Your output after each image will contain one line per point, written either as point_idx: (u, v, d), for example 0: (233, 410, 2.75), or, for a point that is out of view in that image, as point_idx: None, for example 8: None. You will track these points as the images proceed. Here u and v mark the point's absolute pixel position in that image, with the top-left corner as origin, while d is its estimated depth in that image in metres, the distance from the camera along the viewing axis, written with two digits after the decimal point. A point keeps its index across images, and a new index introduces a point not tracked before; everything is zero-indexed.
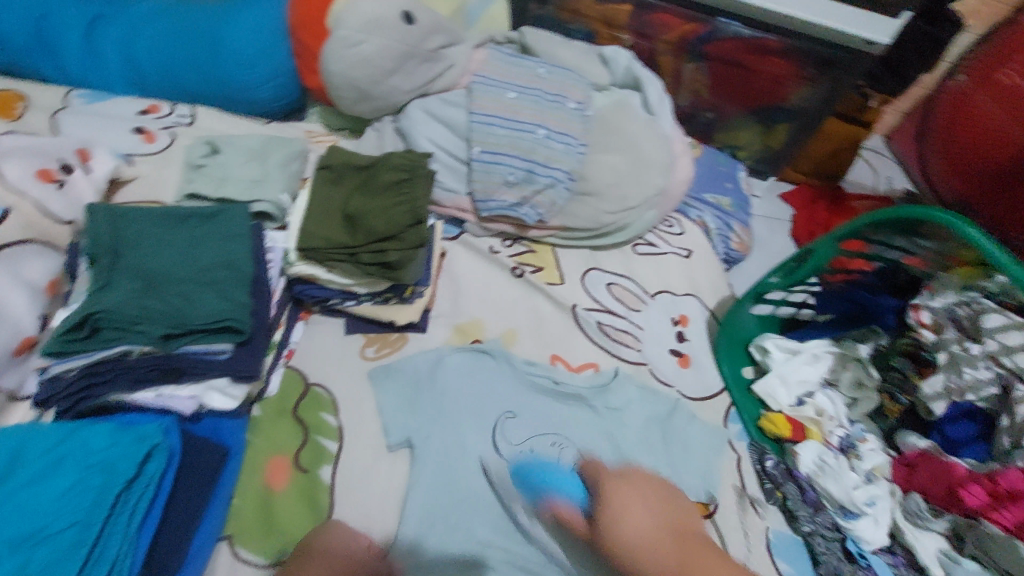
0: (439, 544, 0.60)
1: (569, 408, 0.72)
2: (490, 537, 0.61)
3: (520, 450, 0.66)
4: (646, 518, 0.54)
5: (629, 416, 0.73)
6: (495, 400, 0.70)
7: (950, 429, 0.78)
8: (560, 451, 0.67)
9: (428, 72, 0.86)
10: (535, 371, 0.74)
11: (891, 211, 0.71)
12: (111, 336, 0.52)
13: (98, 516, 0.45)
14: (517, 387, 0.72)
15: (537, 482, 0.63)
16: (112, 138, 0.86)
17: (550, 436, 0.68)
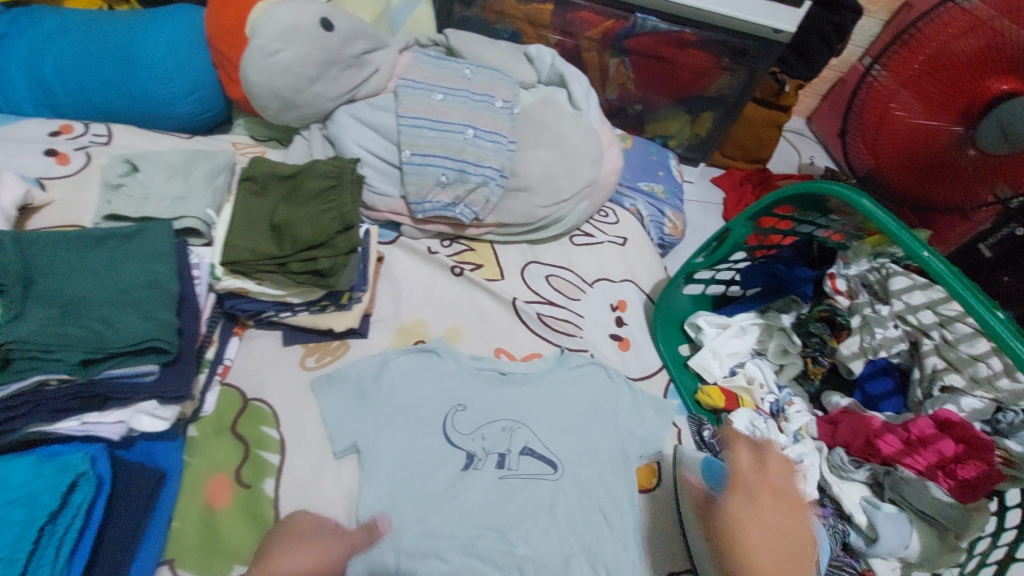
0: (393, 551, 0.60)
1: (516, 396, 0.74)
2: (443, 529, 0.62)
3: (470, 439, 0.69)
4: (772, 542, 0.49)
5: (573, 400, 0.75)
6: (442, 397, 0.71)
7: (870, 386, 0.85)
8: (510, 435, 0.70)
9: (353, 78, 0.86)
10: (483, 361, 0.76)
11: (797, 186, 0.74)
12: (23, 368, 0.49)
13: (21, 550, 0.43)
14: (463, 380, 0.73)
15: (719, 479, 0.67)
16: (19, 161, 0.82)
17: (501, 421, 0.71)
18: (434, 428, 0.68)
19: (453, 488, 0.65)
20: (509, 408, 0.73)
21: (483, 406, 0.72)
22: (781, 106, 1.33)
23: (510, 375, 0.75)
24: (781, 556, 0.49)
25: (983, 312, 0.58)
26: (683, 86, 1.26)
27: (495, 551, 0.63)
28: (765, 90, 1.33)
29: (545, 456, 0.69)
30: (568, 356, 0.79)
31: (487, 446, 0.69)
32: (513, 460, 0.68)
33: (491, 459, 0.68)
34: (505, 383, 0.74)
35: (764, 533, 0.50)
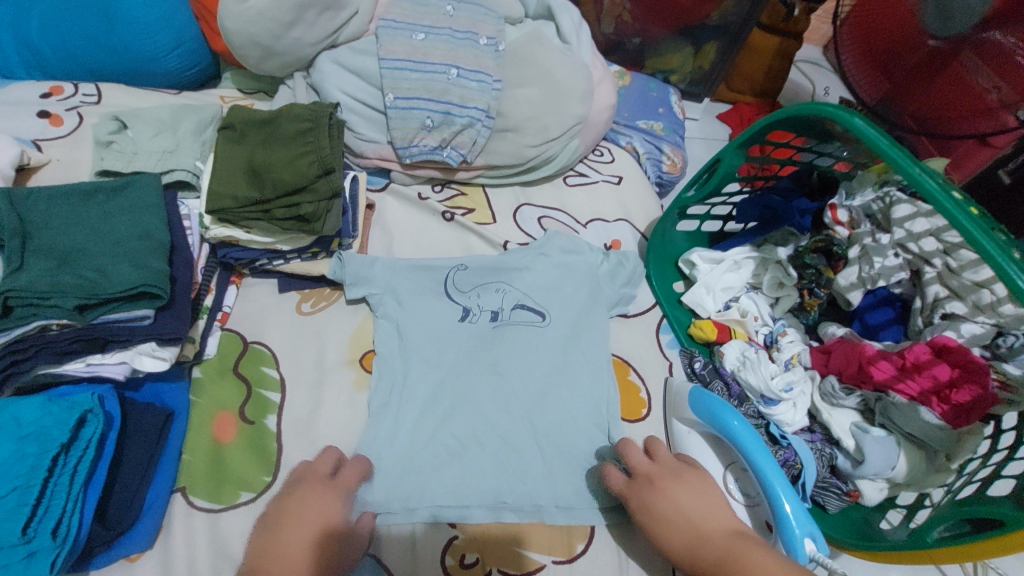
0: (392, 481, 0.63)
1: (514, 337, 0.76)
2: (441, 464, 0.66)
3: (468, 295, 0.78)
4: (676, 538, 0.54)
5: (558, 342, 0.77)
6: (433, 344, 0.74)
7: (870, 317, 0.83)
8: (502, 294, 0.79)
9: (332, 21, 0.84)
10: (473, 316, 0.77)
11: (789, 110, 0.70)
12: (25, 313, 0.52)
13: (37, 477, 0.47)
14: (450, 328, 0.75)
15: (715, 412, 0.68)
16: (14, 124, 0.83)
17: (487, 369, 0.73)
18: (429, 367, 0.72)
19: (442, 422, 0.69)
20: (500, 349, 0.75)
21: (470, 351, 0.74)
22: (790, 31, 1.27)
23: (502, 324, 0.77)
24: (687, 536, 0.54)
25: (980, 237, 0.55)
26: (681, 14, 1.20)
27: (489, 475, 0.66)
28: (772, 15, 1.26)
29: (535, 307, 0.78)
30: (552, 234, 0.85)
31: (481, 303, 0.78)
32: (506, 314, 0.78)
33: (485, 314, 0.77)
34: (498, 330, 0.76)
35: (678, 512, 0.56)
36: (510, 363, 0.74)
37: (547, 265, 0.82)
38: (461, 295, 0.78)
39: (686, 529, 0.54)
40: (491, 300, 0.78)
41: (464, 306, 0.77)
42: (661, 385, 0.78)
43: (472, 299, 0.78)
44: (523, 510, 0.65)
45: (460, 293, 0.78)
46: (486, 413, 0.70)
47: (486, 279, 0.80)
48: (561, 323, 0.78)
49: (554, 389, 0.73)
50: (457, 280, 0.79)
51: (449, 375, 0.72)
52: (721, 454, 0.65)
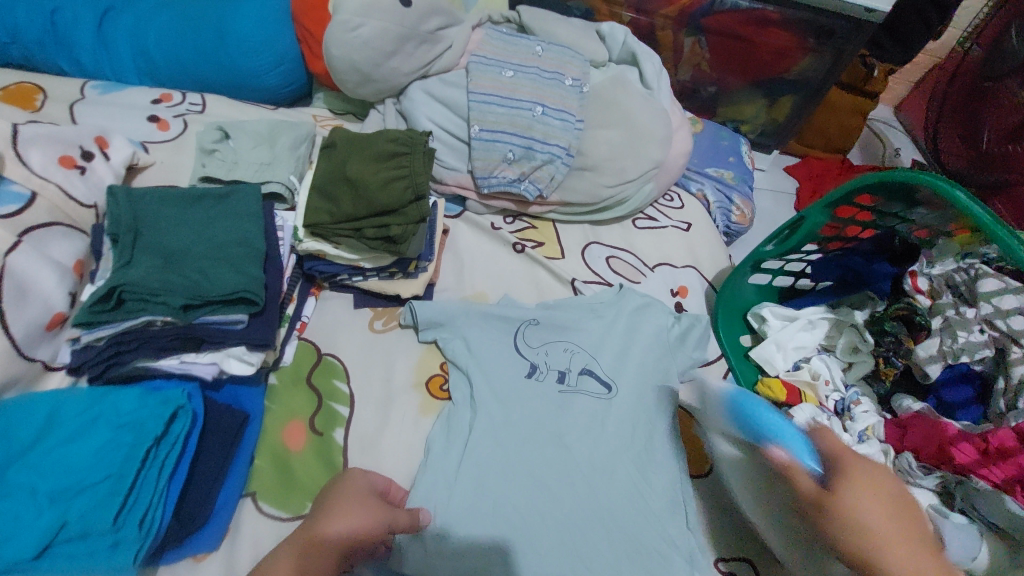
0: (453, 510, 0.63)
1: (580, 407, 0.73)
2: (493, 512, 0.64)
3: (537, 351, 0.77)
4: (875, 507, 0.48)
5: (622, 400, 0.75)
6: (497, 399, 0.71)
7: (947, 393, 0.79)
8: (571, 355, 0.77)
9: (427, 54, 0.89)
10: (540, 374, 0.75)
11: (882, 175, 0.69)
12: (134, 307, 0.55)
13: (129, 469, 0.50)
14: (514, 387, 0.73)
15: (750, 415, 0.61)
16: (127, 126, 0.89)
17: (549, 436, 0.70)
18: (493, 429, 0.69)
19: (494, 471, 0.66)
20: (564, 416, 0.72)
21: (536, 416, 0.71)
22: (869, 92, 1.26)
23: (569, 388, 0.74)
24: (884, 511, 0.48)
25: None
26: (761, 66, 1.20)
27: (545, 548, 0.63)
28: (851, 74, 1.25)
29: (603, 378, 0.76)
30: (628, 291, 0.85)
31: (549, 361, 0.76)
32: (573, 377, 0.75)
33: (552, 373, 0.75)
34: (565, 395, 0.74)
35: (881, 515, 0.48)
36: (572, 422, 0.72)
37: (617, 321, 0.81)
38: (530, 350, 0.77)
39: (902, 519, 0.48)
40: (559, 359, 0.76)
41: (532, 362, 0.76)
42: None
43: (540, 355, 0.76)
44: (581, 572, 0.62)
45: (529, 349, 0.77)
46: (539, 474, 0.67)
47: (554, 337, 0.78)
48: (628, 378, 0.76)
49: (619, 454, 0.70)
50: (528, 335, 0.78)
51: (508, 431, 0.69)
52: (782, 452, 0.55)
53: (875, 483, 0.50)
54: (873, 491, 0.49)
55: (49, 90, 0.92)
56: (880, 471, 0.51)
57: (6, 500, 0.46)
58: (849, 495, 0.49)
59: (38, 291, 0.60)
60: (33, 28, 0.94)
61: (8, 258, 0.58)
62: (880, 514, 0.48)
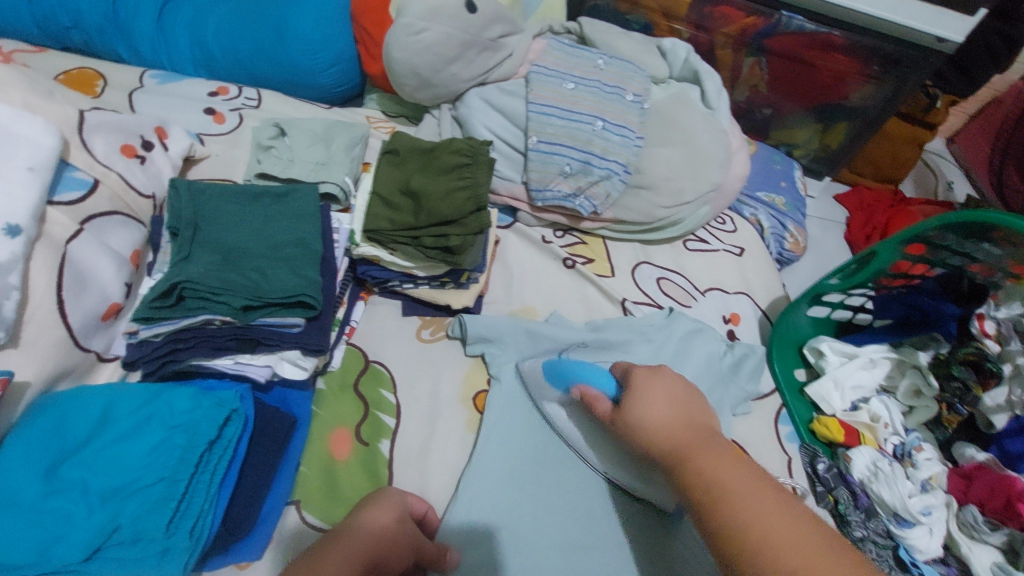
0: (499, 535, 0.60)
1: None
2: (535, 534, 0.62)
3: None
4: (665, 413, 0.49)
5: None
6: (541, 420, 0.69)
7: (1010, 443, 0.71)
8: None
9: (487, 61, 0.88)
10: None
11: (966, 215, 0.66)
12: (194, 305, 0.54)
13: (182, 473, 0.48)
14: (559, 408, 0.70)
15: (563, 375, 0.61)
16: (184, 117, 0.89)
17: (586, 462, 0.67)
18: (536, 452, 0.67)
19: (533, 493, 0.64)
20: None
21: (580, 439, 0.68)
22: (929, 123, 1.22)
23: None
24: (672, 421, 0.49)
25: None
26: (820, 92, 1.18)
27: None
28: (912, 104, 1.21)
29: None
30: (679, 314, 0.82)
31: None
32: None
33: None
34: None
35: (664, 408, 0.50)
36: None
37: (668, 345, 0.78)
38: None
39: (681, 421, 0.49)
40: None
41: None
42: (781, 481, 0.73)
43: None
44: None
45: (574, 368, 0.72)
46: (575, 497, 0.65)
47: (601, 357, 0.74)
48: None
49: None
50: (573, 356, 0.73)
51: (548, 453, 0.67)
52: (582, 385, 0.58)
53: (674, 396, 0.51)
54: (668, 395, 0.51)
55: (109, 78, 0.93)
56: (675, 377, 0.53)
57: (57, 497, 0.45)
58: (632, 402, 0.51)
59: (97, 281, 0.59)
60: (98, 16, 0.95)
61: (68, 246, 0.57)
62: (661, 409, 0.50)
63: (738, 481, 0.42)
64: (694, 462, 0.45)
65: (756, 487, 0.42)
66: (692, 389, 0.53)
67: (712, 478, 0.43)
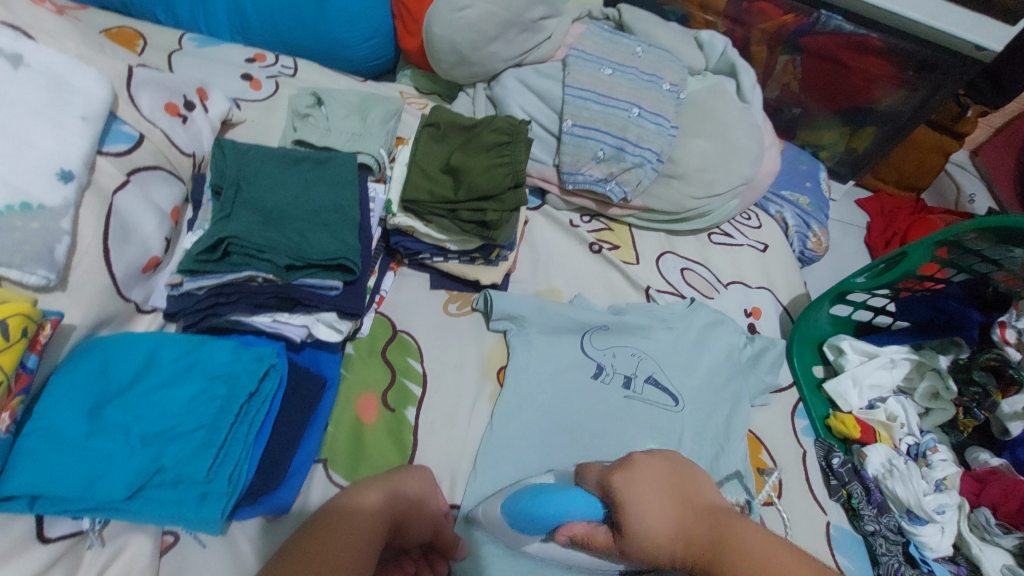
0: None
1: (642, 415, 0.70)
2: None
3: (603, 354, 0.74)
4: (664, 520, 0.44)
5: (688, 416, 0.71)
6: (564, 397, 0.70)
7: (1022, 450, 0.72)
8: (639, 361, 0.74)
9: (527, 42, 0.88)
10: (606, 376, 0.72)
11: (1002, 220, 0.66)
12: (239, 261, 0.55)
13: (221, 422, 0.49)
14: (578, 389, 0.71)
15: (534, 512, 0.50)
16: (222, 81, 0.89)
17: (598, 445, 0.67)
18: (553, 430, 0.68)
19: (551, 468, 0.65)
20: (626, 427, 0.69)
21: (602, 418, 0.69)
22: (956, 132, 1.22)
23: (634, 396, 0.71)
24: (673, 521, 0.44)
25: None
26: (850, 95, 1.18)
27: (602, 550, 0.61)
28: (942, 112, 1.21)
29: (669, 389, 0.73)
30: (699, 304, 0.82)
31: (616, 364, 0.73)
32: (638, 384, 0.72)
33: (618, 377, 0.72)
34: (628, 400, 0.71)
35: (654, 500, 0.45)
36: (636, 428, 0.69)
37: (689, 334, 0.78)
38: (595, 351, 0.74)
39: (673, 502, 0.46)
40: (626, 364, 0.73)
41: (598, 363, 0.73)
42: (796, 474, 0.74)
43: (607, 357, 0.74)
44: None
45: (595, 350, 0.74)
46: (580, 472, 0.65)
47: (623, 342, 0.75)
48: (698, 398, 0.73)
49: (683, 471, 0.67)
50: (595, 337, 0.75)
51: (567, 429, 0.68)
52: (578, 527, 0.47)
53: (654, 479, 0.47)
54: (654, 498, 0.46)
55: (149, 39, 0.93)
56: (658, 457, 0.49)
57: (100, 437, 0.46)
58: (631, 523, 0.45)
59: (139, 233, 0.60)
60: None
61: (115, 197, 0.58)
62: (661, 504, 0.45)
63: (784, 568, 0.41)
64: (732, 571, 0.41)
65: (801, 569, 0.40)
66: (662, 461, 0.49)
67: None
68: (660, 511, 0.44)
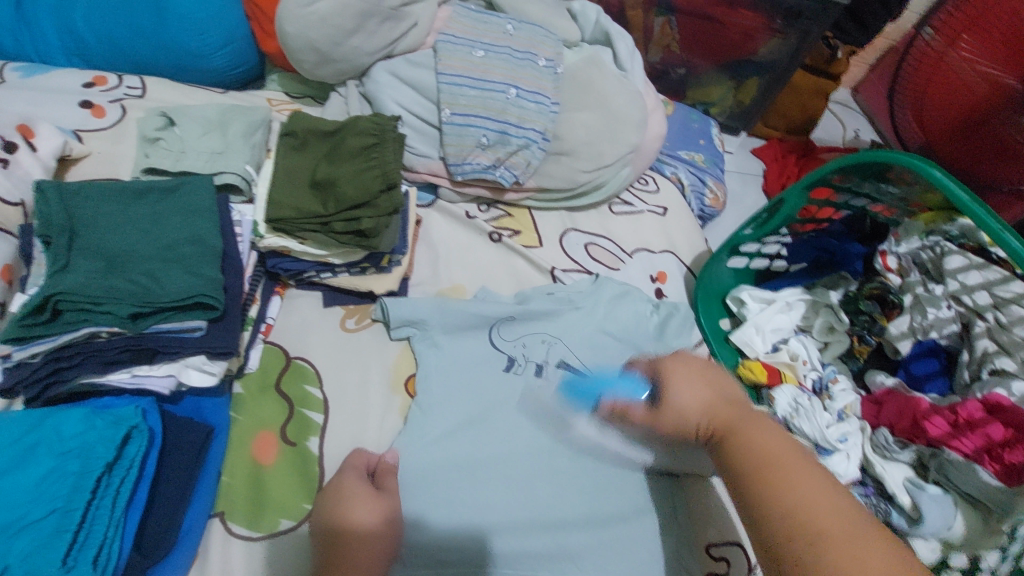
0: (451, 514, 0.60)
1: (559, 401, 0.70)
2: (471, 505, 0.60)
3: (512, 346, 0.73)
4: (701, 391, 0.51)
5: None
6: (476, 396, 0.69)
7: (914, 366, 0.80)
8: (549, 347, 0.74)
9: (391, 32, 0.83)
10: (518, 367, 0.72)
11: (858, 155, 0.68)
12: (75, 319, 0.50)
13: (78, 501, 0.44)
14: (491, 386, 0.70)
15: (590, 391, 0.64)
16: (56, 113, 0.80)
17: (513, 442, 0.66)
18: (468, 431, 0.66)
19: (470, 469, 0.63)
20: (542, 414, 0.69)
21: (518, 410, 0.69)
22: (831, 73, 1.27)
23: (547, 382, 0.71)
24: (708, 402, 0.50)
25: (1009, 237, 0.58)
26: (729, 48, 1.21)
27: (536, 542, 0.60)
28: (815, 56, 1.26)
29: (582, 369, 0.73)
30: (604, 279, 0.82)
31: (527, 354, 0.73)
32: (551, 370, 0.72)
33: (530, 367, 0.72)
34: (543, 390, 0.71)
35: (691, 386, 0.51)
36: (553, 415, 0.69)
37: (597, 311, 0.78)
38: (505, 344, 0.73)
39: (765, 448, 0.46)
40: (537, 351, 0.73)
41: (509, 355, 0.72)
42: None
43: (518, 348, 0.73)
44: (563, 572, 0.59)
45: (505, 342, 0.73)
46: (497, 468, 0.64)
47: (532, 329, 0.75)
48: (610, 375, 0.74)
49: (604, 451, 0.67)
50: (503, 329, 0.74)
51: (483, 427, 0.66)
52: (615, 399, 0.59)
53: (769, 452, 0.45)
54: (809, 485, 0.41)
55: None
56: (691, 360, 0.54)
57: None
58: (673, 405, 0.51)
59: None
60: None
61: None
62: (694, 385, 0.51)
63: (784, 453, 0.44)
64: (746, 442, 0.46)
65: (817, 495, 0.40)
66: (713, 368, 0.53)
67: (755, 457, 0.44)
68: (761, 445, 0.45)
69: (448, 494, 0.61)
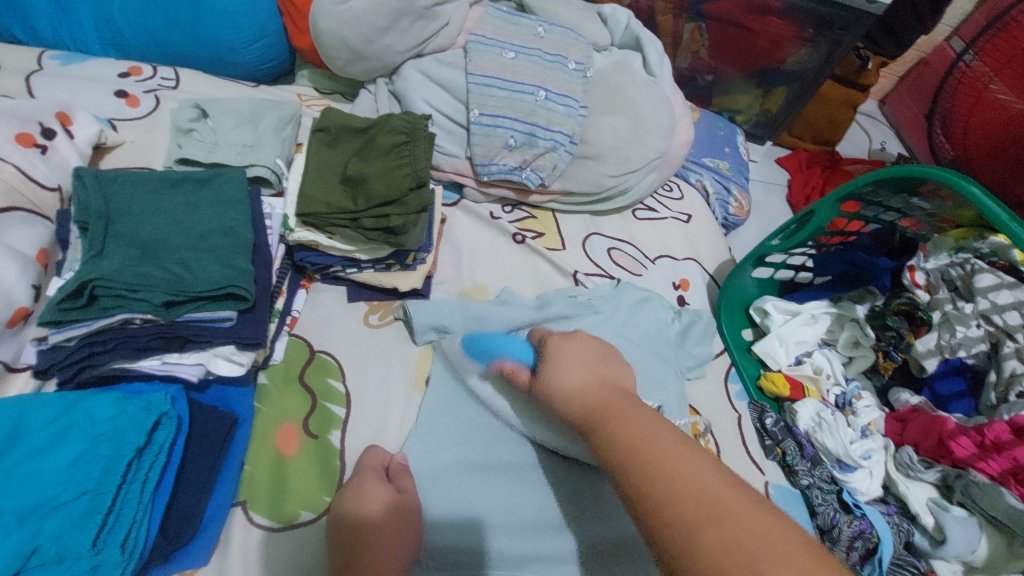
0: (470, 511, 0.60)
1: None
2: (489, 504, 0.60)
3: None
4: (580, 373, 0.53)
5: None
6: None
7: (940, 386, 0.78)
8: None
9: (422, 31, 0.84)
10: None
11: (893, 170, 0.67)
12: (110, 305, 0.51)
13: (109, 484, 0.45)
14: None
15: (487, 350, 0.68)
16: (92, 101, 0.81)
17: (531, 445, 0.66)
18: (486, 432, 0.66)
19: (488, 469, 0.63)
20: None
21: None
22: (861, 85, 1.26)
23: None
24: (591, 379, 0.52)
25: None
26: (758, 56, 1.20)
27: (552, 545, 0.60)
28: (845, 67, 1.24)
29: None
30: (626, 285, 0.82)
31: None
32: None
33: None
34: None
35: (571, 363, 0.54)
36: None
37: (619, 315, 0.78)
38: None
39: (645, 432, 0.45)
40: None
41: None
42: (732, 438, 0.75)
43: None
44: None
45: None
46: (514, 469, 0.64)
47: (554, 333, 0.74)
48: None
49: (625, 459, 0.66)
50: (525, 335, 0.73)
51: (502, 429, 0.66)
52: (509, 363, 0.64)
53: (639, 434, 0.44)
54: (683, 457, 0.40)
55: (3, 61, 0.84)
56: (581, 343, 0.58)
57: None
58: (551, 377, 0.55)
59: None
60: None
61: None
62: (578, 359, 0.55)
63: (653, 431, 0.44)
64: (614, 422, 0.46)
65: (697, 465, 0.40)
66: (598, 348, 0.57)
67: (628, 432, 0.44)
68: (632, 425, 0.45)
69: (465, 492, 0.61)
